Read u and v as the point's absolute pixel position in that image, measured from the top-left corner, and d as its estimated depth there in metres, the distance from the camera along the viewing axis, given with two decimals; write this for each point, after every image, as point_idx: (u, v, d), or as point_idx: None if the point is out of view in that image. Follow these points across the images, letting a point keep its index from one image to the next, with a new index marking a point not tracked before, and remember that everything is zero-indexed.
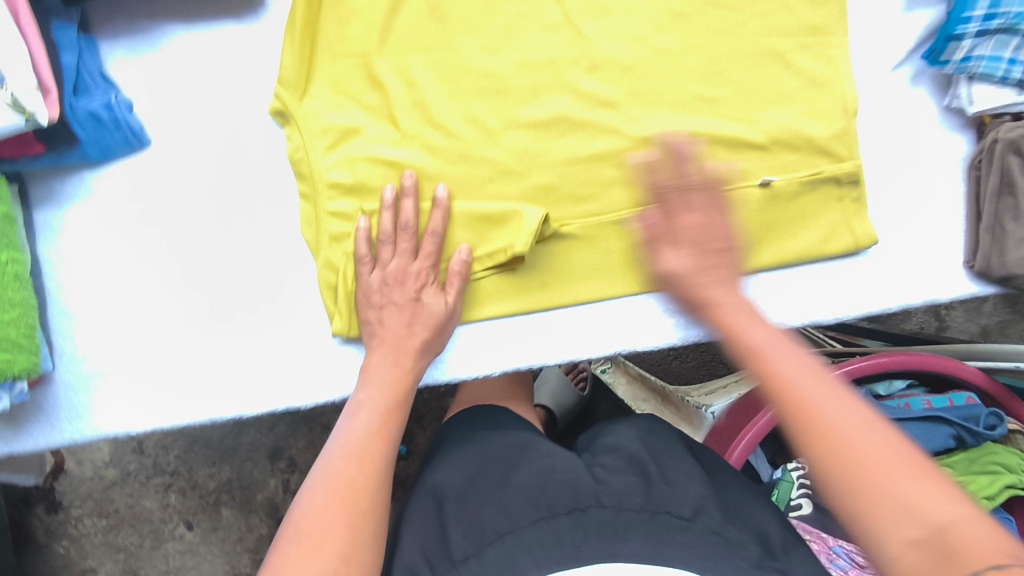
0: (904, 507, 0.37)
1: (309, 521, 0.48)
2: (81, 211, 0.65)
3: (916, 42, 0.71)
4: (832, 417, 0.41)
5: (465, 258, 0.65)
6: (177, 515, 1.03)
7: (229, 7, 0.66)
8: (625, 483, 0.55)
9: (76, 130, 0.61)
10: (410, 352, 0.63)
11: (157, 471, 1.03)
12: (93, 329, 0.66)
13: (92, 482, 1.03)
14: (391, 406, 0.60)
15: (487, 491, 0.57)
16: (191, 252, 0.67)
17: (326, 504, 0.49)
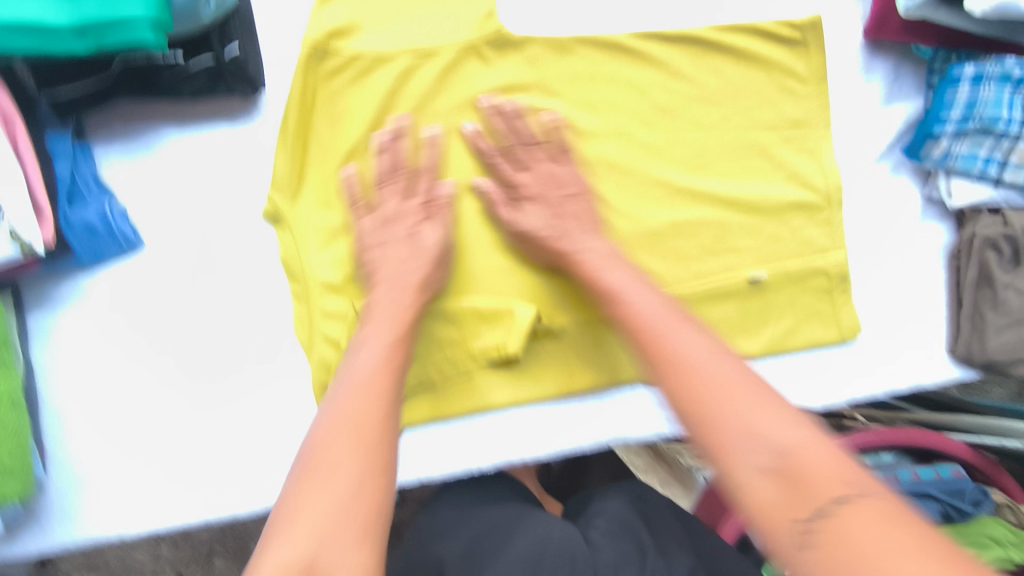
0: (776, 442, 0.45)
1: (316, 456, 0.48)
2: (74, 316, 0.65)
3: (896, 135, 0.73)
4: (685, 356, 0.53)
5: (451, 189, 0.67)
6: (168, 567, 0.94)
7: (223, 110, 0.66)
8: (621, 553, 0.56)
9: (70, 241, 0.62)
10: (410, 284, 0.62)
11: None
12: (86, 432, 0.66)
13: None
14: (396, 341, 0.58)
15: (484, 566, 0.57)
16: (185, 351, 0.67)
17: (339, 441, 0.49)
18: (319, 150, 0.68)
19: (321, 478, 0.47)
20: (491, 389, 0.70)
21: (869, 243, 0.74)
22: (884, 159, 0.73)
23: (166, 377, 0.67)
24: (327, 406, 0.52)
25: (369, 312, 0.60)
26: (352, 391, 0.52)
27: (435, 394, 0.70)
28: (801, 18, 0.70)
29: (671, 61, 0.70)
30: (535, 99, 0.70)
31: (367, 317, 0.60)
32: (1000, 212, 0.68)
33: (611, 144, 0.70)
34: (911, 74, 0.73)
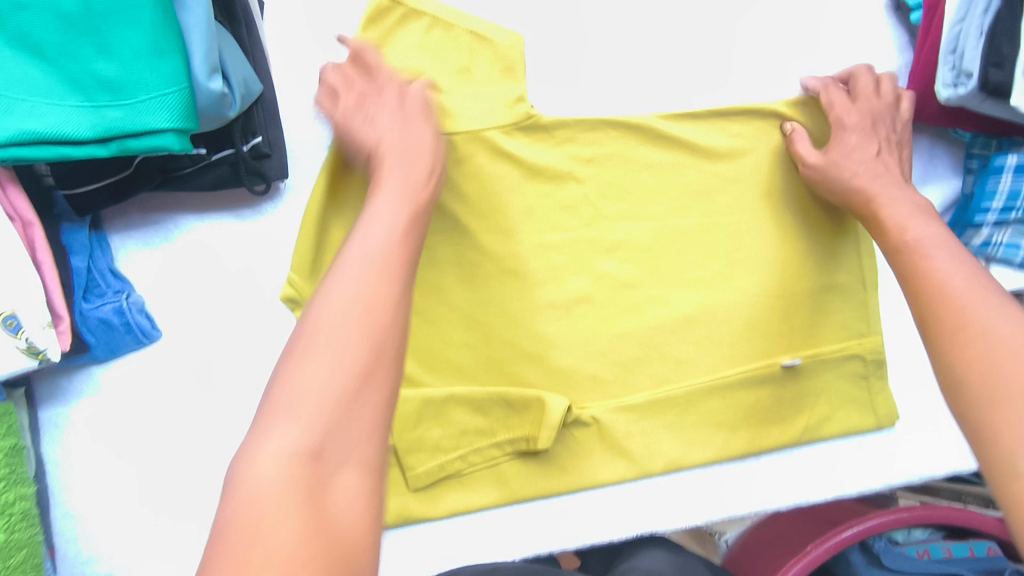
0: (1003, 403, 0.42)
1: (319, 337, 0.39)
2: (87, 410, 0.63)
3: (933, 217, 0.70)
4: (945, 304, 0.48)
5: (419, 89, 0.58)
6: None
7: (243, 196, 0.64)
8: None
9: (86, 337, 0.59)
10: (422, 186, 0.51)
11: None
12: (98, 531, 0.63)
13: None
14: (412, 222, 0.47)
15: None
16: (202, 443, 0.64)
17: (353, 293, 0.40)
18: None
19: (322, 350, 0.38)
20: (518, 481, 0.66)
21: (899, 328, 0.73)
22: (914, 172, 0.70)
23: (181, 473, 0.64)
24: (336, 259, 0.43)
25: (381, 179, 0.51)
26: (373, 233, 0.44)
27: (460, 485, 0.66)
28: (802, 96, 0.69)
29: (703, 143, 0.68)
30: (564, 181, 0.67)
31: (377, 184, 0.50)
32: None
33: (642, 227, 0.69)
34: (946, 155, 0.71)
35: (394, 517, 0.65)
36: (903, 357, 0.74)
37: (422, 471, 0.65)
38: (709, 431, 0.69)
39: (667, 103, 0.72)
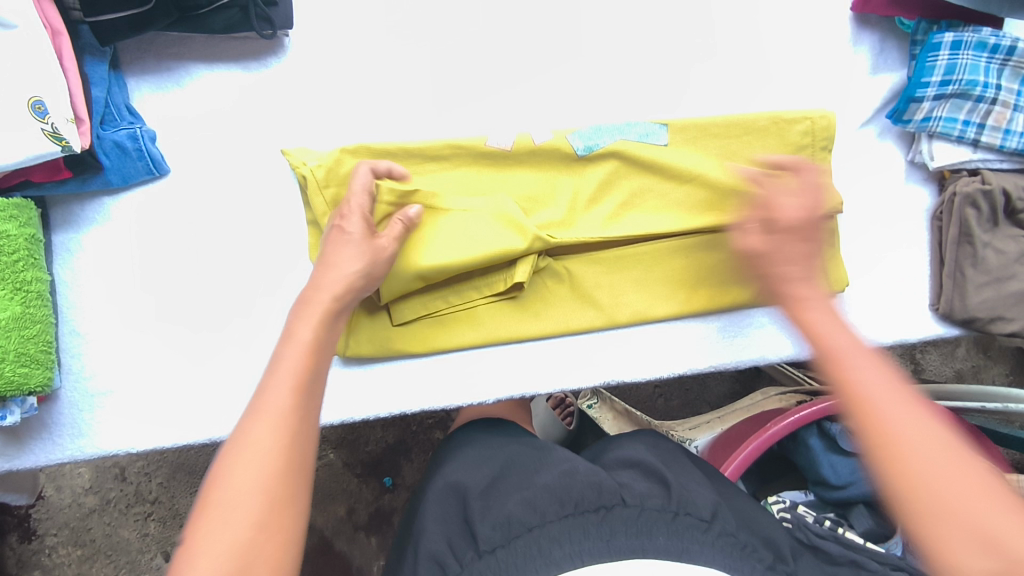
0: (968, 519, 0.42)
1: (243, 450, 0.45)
2: (98, 235, 0.68)
3: (882, 102, 0.77)
4: (866, 379, 0.48)
5: (365, 174, 0.62)
6: (155, 546, 1.07)
7: (249, 51, 0.70)
8: (646, 489, 0.58)
9: (102, 159, 0.64)
10: (336, 289, 0.56)
11: (138, 500, 1.08)
12: (102, 349, 0.68)
13: (70, 510, 1.07)
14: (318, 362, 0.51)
15: (508, 489, 0.59)
16: (199, 278, 0.69)
17: (260, 437, 0.45)
18: (338, 94, 0.71)
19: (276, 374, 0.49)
20: (494, 323, 0.72)
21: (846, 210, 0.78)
22: (868, 59, 0.78)
23: (178, 302, 0.69)
24: (255, 401, 0.48)
25: (330, 250, 0.58)
26: (276, 386, 0.48)
27: (435, 326, 0.71)
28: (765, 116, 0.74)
29: (706, 186, 0.73)
30: (571, 171, 0.72)
31: (341, 214, 0.60)
32: (979, 173, 0.73)
33: (611, 103, 0.75)
34: (895, 48, 0.78)
35: (376, 350, 0.70)
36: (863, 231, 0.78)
37: (404, 308, 0.70)
38: (671, 288, 0.74)
39: None
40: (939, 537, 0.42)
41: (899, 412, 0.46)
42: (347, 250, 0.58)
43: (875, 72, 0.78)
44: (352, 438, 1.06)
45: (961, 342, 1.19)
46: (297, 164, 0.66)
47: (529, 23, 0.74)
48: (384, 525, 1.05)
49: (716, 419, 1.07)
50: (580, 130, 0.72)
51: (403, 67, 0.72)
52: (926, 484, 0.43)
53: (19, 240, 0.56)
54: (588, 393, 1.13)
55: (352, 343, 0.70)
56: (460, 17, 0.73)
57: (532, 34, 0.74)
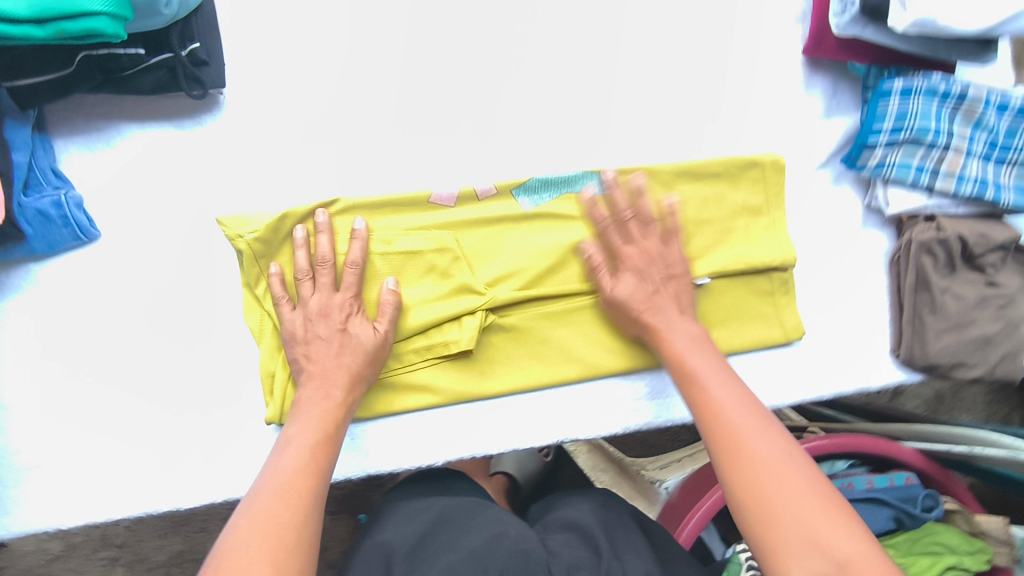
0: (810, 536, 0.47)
1: (254, 517, 0.50)
2: (24, 303, 0.65)
3: (836, 147, 0.76)
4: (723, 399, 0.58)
5: (324, 219, 0.64)
6: None
7: (184, 108, 0.68)
8: (575, 557, 0.55)
9: (23, 228, 0.62)
10: (340, 384, 0.61)
11: (105, 544, 1.08)
12: (27, 422, 0.65)
13: (34, 556, 1.07)
14: (326, 440, 0.58)
15: (435, 553, 0.56)
16: (132, 343, 0.66)
17: (270, 504, 0.51)
18: (279, 147, 0.69)
19: (292, 444, 0.57)
20: (441, 384, 0.68)
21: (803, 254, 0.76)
22: (820, 102, 0.76)
23: (109, 370, 0.66)
24: (264, 476, 0.54)
25: (308, 355, 0.62)
26: (293, 454, 0.56)
27: (377, 389, 0.67)
28: (717, 160, 0.72)
29: None
30: (516, 222, 0.70)
31: (301, 301, 0.63)
32: (934, 219, 0.72)
33: (560, 152, 0.73)
34: (848, 91, 0.77)
35: None
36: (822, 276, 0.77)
37: None
38: (626, 342, 0.71)
39: (590, 19, 0.74)
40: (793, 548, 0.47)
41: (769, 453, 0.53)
42: (320, 346, 0.62)
43: (829, 116, 0.77)
44: None
45: None
46: (233, 237, 0.64)
47: (474, 71, 0.72)
48: None
49: (688, 457, 1.06)
50: (525, 184, 0.70)
51: (346, 120, 0.70)
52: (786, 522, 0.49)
53: None
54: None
55: (287, 410, 0.65)
56: (401, 65, 0.71)
57: (476, 83, 0.72)
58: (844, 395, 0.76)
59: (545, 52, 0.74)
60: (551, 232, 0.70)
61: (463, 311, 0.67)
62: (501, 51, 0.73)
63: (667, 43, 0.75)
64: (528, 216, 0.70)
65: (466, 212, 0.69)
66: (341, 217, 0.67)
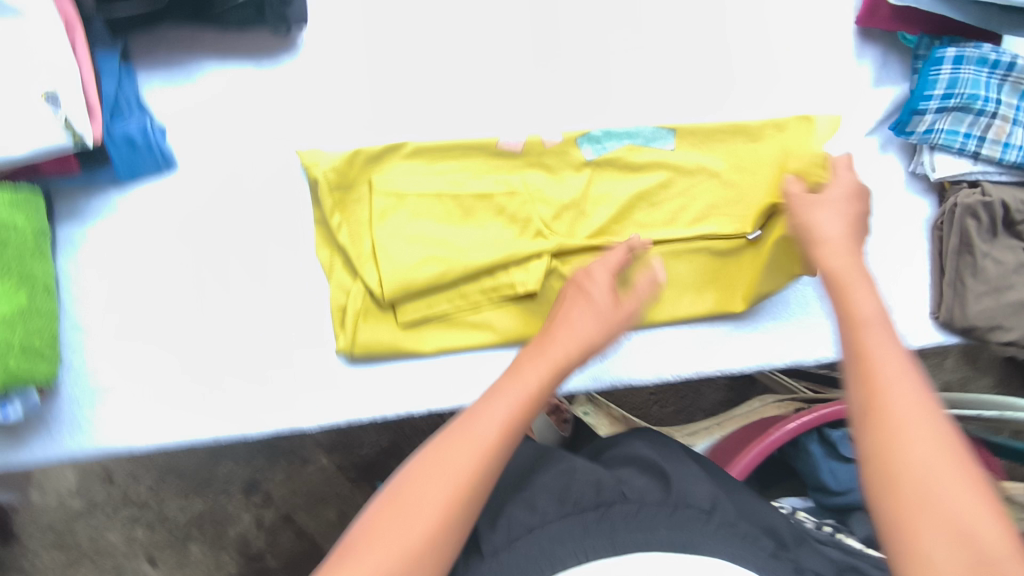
0: (951, 511, 0.43)
1: (443, 467, 0.48)
2: (103, 229, 0.67)
3: (884, 114, 0.79)
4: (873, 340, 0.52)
5: (402, 145, 0.69)
6: (142, 550, 1.10)
7: (263, 49, 0.70)
8: (645, 482, 0.57)
9: (111, 151, 0.64)
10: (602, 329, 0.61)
11: (126, 503, 1.10)
12: (102, 345, 0.67)
13: (56, 512, 1.10)
14: (528, 407, 0.53)
15: (505, 489, 0.58)
16: (204, 274, 0.68)
17: (461, 454, 0.49)
18: (351, 91, 0.71)
19: (491, 399, 0.53)
20: (502, 325, 0.70)
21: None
22: (869, 71, 0.79)
23: (182, 298, 0.68)
24: (458, 425, 0.51)
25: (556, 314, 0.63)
26: (485, 410, 0.52)
27: (443, 326, 0.70)
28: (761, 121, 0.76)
29: (706, 190, 0.75)
30: (577, 171, 0.72)
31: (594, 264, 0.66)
32: (979, 184, 0.74)
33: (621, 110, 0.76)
34: (897, 61, 0.79)
35: (382, 348, 0.69)
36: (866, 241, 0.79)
37: (409, 307, 0.69)
38: (678, 289, 0.74)
39: None
40: (918, 523, 0.44)
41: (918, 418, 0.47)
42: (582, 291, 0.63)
43: (878, 85, 0.79)
44: (344, 441, 1.13)
45: (952, 351, 1.19)
46: (309, 164, 0.67)
47: (539, 27, 0.75)
48: None
49: (715, 426, 1.05)
50: (590, 135, 0.73)
51: (416, 68, 0.72)
52: (926, 500, 0.44)
53: (27, 232, 0.56)
54: (581, 400, 1.10)
55: (358, 340, 0.68)
56: (468, 20, 0.74)
57: (539, 41, 0.75)
58: None
59: (607, 13, 0.76)
60: (613, 182, 0.73)
61: (526, 254, 0.69)
62: (565, 10, 0.75)
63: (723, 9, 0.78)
64: (589, 165, 0.72)
65: (531, 159, 0.72)
66: (414, 157, 0.70)
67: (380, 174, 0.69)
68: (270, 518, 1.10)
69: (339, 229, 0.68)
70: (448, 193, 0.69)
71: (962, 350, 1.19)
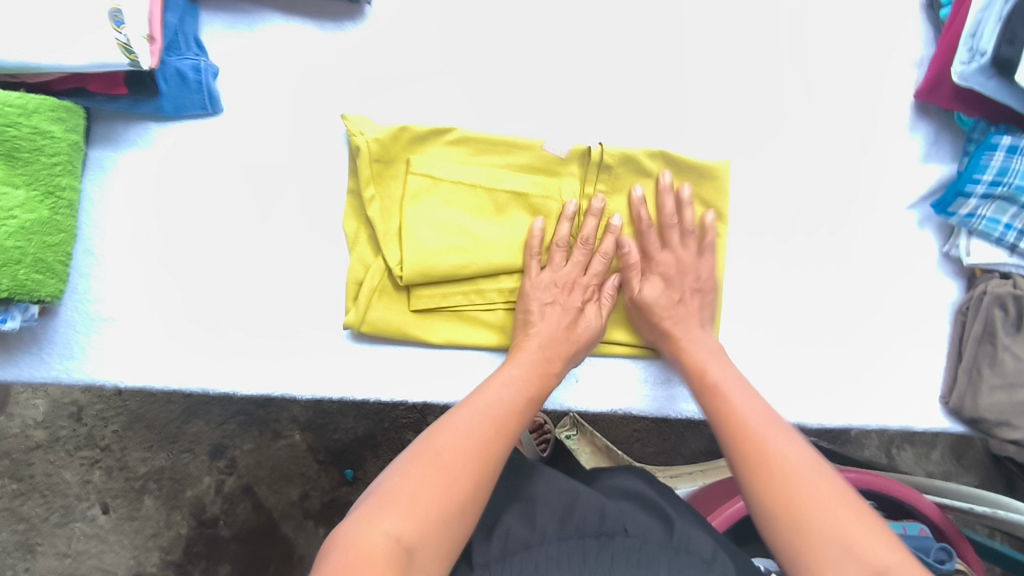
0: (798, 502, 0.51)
1: (441, 455, 0.53)
2: (136, 158, 0.66)
3: (928, 190, 0.79)
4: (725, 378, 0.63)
5: (444, 129, 0.68)
6: (95, 495, 1.07)
7: (329, 12, 0.70)
8: (648, 521, 0.56)
9: (160, 84, 0.63)
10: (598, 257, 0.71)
11: (88, 444, 1.08)
12: (113, 275, 0.65)
13: (16, 440, 1.07)
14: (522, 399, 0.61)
15: (509, 511, 0.59)
16: (224, 224, 0.67)
17: (462, 444, 0.54)
18: (407, 69, 0.71)
19: (483, 395, 0.60)
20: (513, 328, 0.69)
21: (872, 287, 0.79)
22: (918, 146, 0.79)
23: (199, 242, 0.67)
24: (454, 416, 0.57)
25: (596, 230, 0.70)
26: (477, 408, 0.58)
27: (452, 319, 0.69)
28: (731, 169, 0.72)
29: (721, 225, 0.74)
30: (614, 187, 0.71)
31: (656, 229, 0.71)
32: (1011, 278, 0.73)
33: (670, 139, 0.75)
34: (949, 142, 0.79)
35: (391, 330, 0.67)
36: (886, 314, 0.78)
37: (425, 293, 0.68)
38: (610, 326, 0.72)
39: (720, 21, 0.77)
40: (807, 521, 0.50)
41: (806, 478, 0.52)
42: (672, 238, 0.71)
43: (924, 163, 0.79)
44: (319, 422, 1.10)
45: (941, 441, 1.19)
46: (354, 132, 0.66)
47: (603, 43, 0.75)
48: (335, 517, 1.08)
49: (698, 472, 1.04)
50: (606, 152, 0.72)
51: (476, 59, 0.72)
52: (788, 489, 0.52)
53: (62, 143, 0.55)
54: (566, 423, 1.08)
55: (369, 317, 0.66)
56: (532, 24, 0.74)
57: (601, 57, 0.75)
58: (887, 429, 0.77)
59: (673, 42, 0.76)
60: (616, 201, 0.71)
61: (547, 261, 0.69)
62: (630, 33, 0.76)
63: (785, 59, 0.78)
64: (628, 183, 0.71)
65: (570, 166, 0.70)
66: (456, 144, 0.69)
67: (421, 155, 0.68)
68: (230, 487, 1.07)
69: (369, 203, 0.67)
70: (483, 186, 0.68)
71: (949, 444, 1.18)
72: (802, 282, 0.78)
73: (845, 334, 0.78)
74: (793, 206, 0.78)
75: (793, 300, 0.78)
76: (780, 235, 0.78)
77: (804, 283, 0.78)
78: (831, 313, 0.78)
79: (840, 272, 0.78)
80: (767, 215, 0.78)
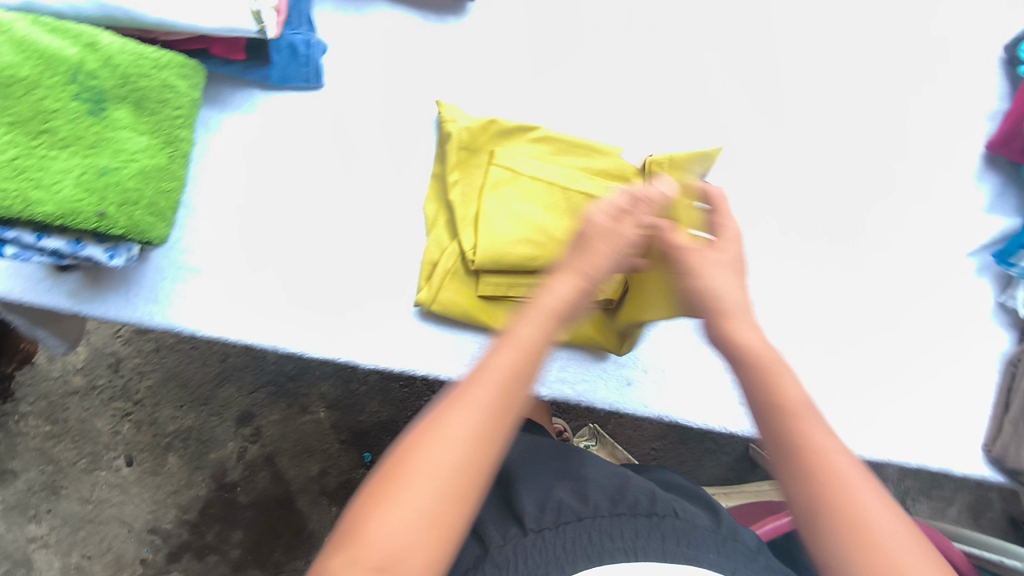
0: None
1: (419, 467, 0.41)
2: (240, 121, 0.70)
3: (990, 240, 0.80)
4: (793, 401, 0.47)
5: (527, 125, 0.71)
6: (122, 446, 1.10)
7: (433, 5, 0.74)
8: (694, 510, 0.59)
9: (273, 54, 0.67)
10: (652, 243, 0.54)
11: (122, 396, 1.12)
12: (202, 229, 0.69)
13: (55, 383, 1.11)
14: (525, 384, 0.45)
15: (557, 482, 0.60)
16: (310, 192, 0.70)
17: (438, 456, 0.41)
18: (498, 66, 0.74)
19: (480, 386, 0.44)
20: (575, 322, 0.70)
21: (925, 329, 0.79)
22: (982, 195, 0.81)
23: (285, 206, 0.70)
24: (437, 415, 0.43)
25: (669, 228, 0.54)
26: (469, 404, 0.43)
27: (518, 308, 0.70)
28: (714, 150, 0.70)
29: None
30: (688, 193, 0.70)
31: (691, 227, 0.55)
32: None
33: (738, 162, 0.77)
34: (1015, 195, 0.80)
35: (458, 311, 0.69)
36: (936, 357, 0.79)
37: (493, 281, 0.70)
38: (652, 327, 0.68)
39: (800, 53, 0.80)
40: None
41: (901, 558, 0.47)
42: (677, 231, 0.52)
43: (987, 213, 0.80)
44: (347, 402, 1.12)
45: (964, 499, 1.17)
46: (448, 118, 0.70)
47: (684, 62, 0.77)
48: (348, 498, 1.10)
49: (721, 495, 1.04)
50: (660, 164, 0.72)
51: (564, 64, 0.75)
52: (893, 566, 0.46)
53: (184, 98, 0.58)
54: (586, 433, 1.11)
55: (440, 297, 0.69)
56: (619, 39, 0.76)
57: (682, 76, 0.77)
58: (925, 470, 0.77)
59: (752, 69, 0.79)
60: None
61: None
62: (715, 63, 0.78)
63: (860, 96, 0.80)
64: None
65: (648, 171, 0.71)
66: (539, 143, 0.71)
67: (505, 149, 0.71)
68: (251, 455, 1.10)
69: (451, 189, 0.70)
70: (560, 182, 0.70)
71: (968, 503, 1.17)
72: (856, 316, 0.79)
73: (889, 373, 0.78)
74: (852, 241, 0.79)
75: (846, 331, 0.78)
76: (837, 266, 0.79)
77: (857, 317, 0.79)
78: (879, 351, 0.78)
79: (894, 309, 0.79)
80: (826, 245, 0.79)
